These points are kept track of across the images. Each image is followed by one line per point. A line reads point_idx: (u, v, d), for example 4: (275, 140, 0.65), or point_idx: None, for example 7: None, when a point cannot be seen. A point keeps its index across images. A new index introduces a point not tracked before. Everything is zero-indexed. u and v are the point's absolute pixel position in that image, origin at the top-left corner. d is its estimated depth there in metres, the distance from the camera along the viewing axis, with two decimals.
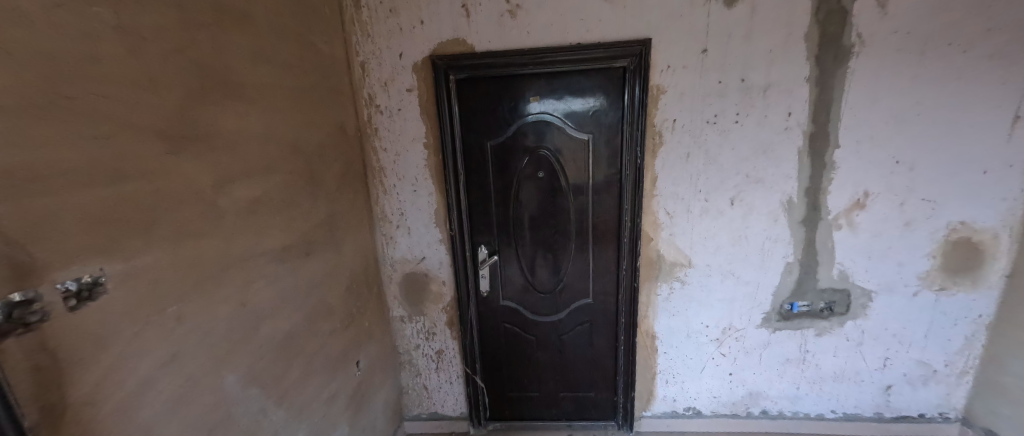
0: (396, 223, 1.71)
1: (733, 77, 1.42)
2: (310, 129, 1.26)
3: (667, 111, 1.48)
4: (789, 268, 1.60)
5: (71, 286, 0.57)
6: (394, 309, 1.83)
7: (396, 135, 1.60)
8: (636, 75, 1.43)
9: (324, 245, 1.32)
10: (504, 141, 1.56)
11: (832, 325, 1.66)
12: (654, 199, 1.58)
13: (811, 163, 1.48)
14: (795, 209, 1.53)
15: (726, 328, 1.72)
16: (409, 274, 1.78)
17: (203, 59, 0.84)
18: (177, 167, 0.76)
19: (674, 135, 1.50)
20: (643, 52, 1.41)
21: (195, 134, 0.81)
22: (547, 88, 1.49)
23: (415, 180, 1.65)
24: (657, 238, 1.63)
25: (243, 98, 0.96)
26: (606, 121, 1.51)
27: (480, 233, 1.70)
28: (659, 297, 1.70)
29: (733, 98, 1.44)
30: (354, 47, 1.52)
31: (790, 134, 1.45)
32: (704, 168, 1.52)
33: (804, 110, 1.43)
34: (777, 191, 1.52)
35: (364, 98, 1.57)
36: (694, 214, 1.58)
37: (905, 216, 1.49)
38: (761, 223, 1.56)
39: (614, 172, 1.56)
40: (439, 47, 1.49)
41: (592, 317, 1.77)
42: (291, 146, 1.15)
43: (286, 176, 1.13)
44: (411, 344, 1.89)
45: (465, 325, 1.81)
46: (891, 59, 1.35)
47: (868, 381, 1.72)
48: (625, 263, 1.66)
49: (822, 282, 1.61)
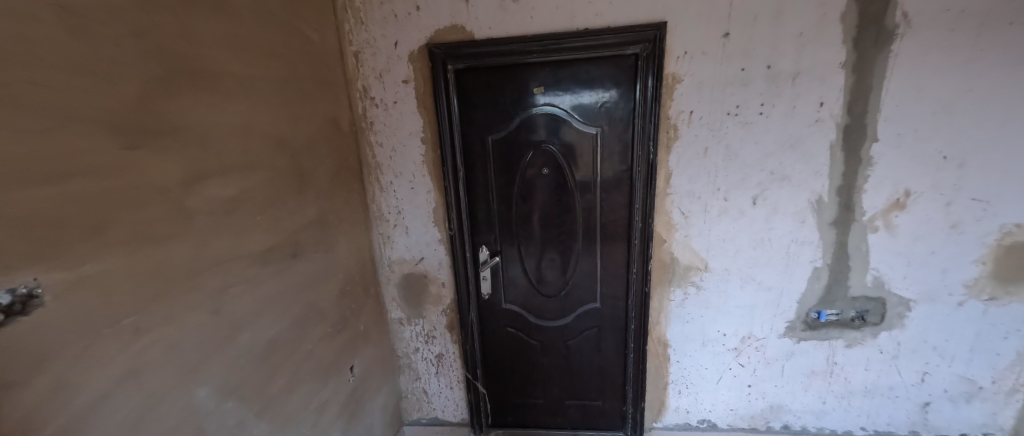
0: (393, 221, 1.63)
1: (758, 64, 1.29)
2: (298, 124, 1.18)
3: (683, 103, 1.36)
4: (818, 274, 1.47)
5: (2, 299, 0.50)
6: (393, 311, 1.75)
7: (393, 129, 1.52)
8: (650, 63, 1.32)
9: (314, 246, 1.24)
10: (507, 135, 1.47)
11: (864, 336, 1.52)
12: (667, 198, 1.47)
13: (844, 159, 1.34)
14: (825, 209, 1.40)
15: (745, 337, 1.59)
16: (408, 275, 1.70)
17: (168, 45, 0.76)
18: (135, 164, 0.69)
19: (690, 128, 1.38)
20: (657, 37, 1.29)
21: (157, 128, 0.73)
22: (552, 78, 1.39)
23: (413, 176, 1.56)
24: (670, 240, 1.51)
25: (218, 89, 0.88)
26: (616, 113, 1.40)
27: (481, 232, 1.61)
28: (673, 303, 1.59)
29: (757, 87, 1.31)
30: (348, 37, 1.43)
31: (821, 127, 1.32)
32: (723, 165, 1.40)
33: (837, 100, 1.29)
34: (805, 190, 1.39)
35: (358, 90, 1.48)
36: (711, 215, 1.46)
37: (951, 217, 1.34)
38: (786, 225, 1.43)
39: (625, 168, 1.45)
40: (437, 35, 1.39)
41: (600, 322, 1.67)
42: (273, 138, 1.07)
43: (269, 173, 1.05)
44: (410, 347, 1.81)
45: (465, 329, 1.73)
46: (942, 40, 1.20)
47: (904, 397, 1.57)
48: (636, 266, 1.55)
49: (853, 290, 1.47)
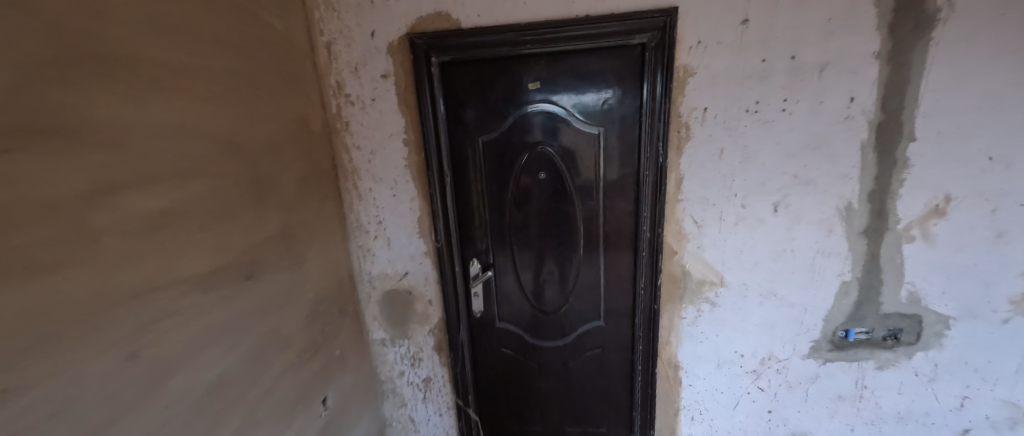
0: (373, 232, 1.47)
1: (780, 54, 1.14)
2: (256, 123, 1.02)
3: (695, 98, 1.21)
4: (846, 289, 1.32)
5: None
6: (375, 331, 1.59)
7: (371, 130, 1.36)
8: (658, 54, 1.17)
9: (277, 264, 1.08)
10: (498, 136, 1.32)
11: (897, 357, 1.37)
12: (678, 205, 1.31)
13: (877, 160, 1.19)
14: (855, 216, 1.25)
15: (765, 358, 1.43)
16: (391, 292, 1.53)
17: (65, 21, 0.60)
18: (14, 172, 0.53)
19: (704, 127, 1.23)
20: (667, 24, 1.14)
21: (48, 126, 0.57)
22: (548, 73, 1.24)
23: (394, 182, 1.40)
24: (681, 252, 1.36)
25: (139, 79, 0.72)
26: (620, 110, 1.26)
27: (471, 243, 1.46)
28: (684, 321, 1.43)
29: (779, 80, 1.16)
30: (318, 26, 1.28)
31: (851, 124, 1.17)
32: (740, 168, 1.25)
33: (869, 94, 1.14)
34: (832, 195, 1.24)
35: (332, 86, 1.33)
36: (727, 223, 1.31)
37: (997, 225, 1.19)
38: (811, 234, 1.28)
39: (630, 172, 1.31)
40: (418, 24, 1.24)
41: (604, 341, 1.51)
42: (223, 139, 0.91)
43: (217, 181, 0.89)
44: (394, 371, 1.65)
45: (455, 350, 1.57)
46: (991, 25, 1.05)
47: (941, 424, 1.42)
48: (644, 281, 1.39)
49: (886, 307, 1.33)
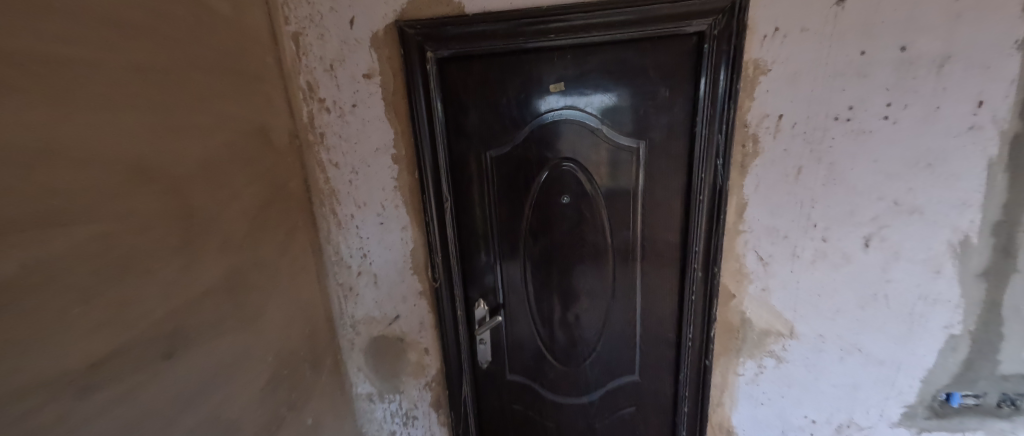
0: (356, 268, 1.20)
1: (885, 44, 0.86)
2: (194, 139, 0.76)
3: (767, 103, 0.94)
4: (954, 344, 1.02)
5: None
6: (359, 385, 1.32)
7: (352, 143, 1.09)
8: (720, 45, 0.89)
9: (224, 326, 0.81)
10: (511, 151, 1.06)
11: (1016, 427, 1.06)
12: (739, 237, 1.04)
13: (1010, 185, 0.89)
14: (973, 254, 0.95)
15: (842, 425, 1.15)
16: (378, 339, 1.27)
17: None
18: None
19: (777, 140, 0.96)
20: (734, 6, 0.86)
21: None
22: (575, 71, 0.98)
23: (381, 207, 1.14)
24: (740, 296, 1.09)
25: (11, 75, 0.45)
26: (666, 119, 0.99)
27: (477, 281, 1.19)
28: (742, 378, 1.16)
29: (881, 78, 0.88)
30: (282, 12, 1.01)
31: (978, 136, 0.88)
32: (822, 191, 0.97)
33: (1008, 95, 0.84)
34: (945, 228, 0.94)
35: (302, 88, 1.07)
36: (801, 260, 1.03)
37: None
38: (911, 276, 0.99)
39: (677, 197, 1.04)
40: (408, 9, 0.97)
41: (639, 400, 1.24)
42: (144, 163, 0.64)
43: (136, 227, 0.62)
44: (383, 430, 1.38)
45: (457, 409, 1.29)
46: None
47: None
48: (692, 331, 1.12)
49: (1006, 366, 1.00)
